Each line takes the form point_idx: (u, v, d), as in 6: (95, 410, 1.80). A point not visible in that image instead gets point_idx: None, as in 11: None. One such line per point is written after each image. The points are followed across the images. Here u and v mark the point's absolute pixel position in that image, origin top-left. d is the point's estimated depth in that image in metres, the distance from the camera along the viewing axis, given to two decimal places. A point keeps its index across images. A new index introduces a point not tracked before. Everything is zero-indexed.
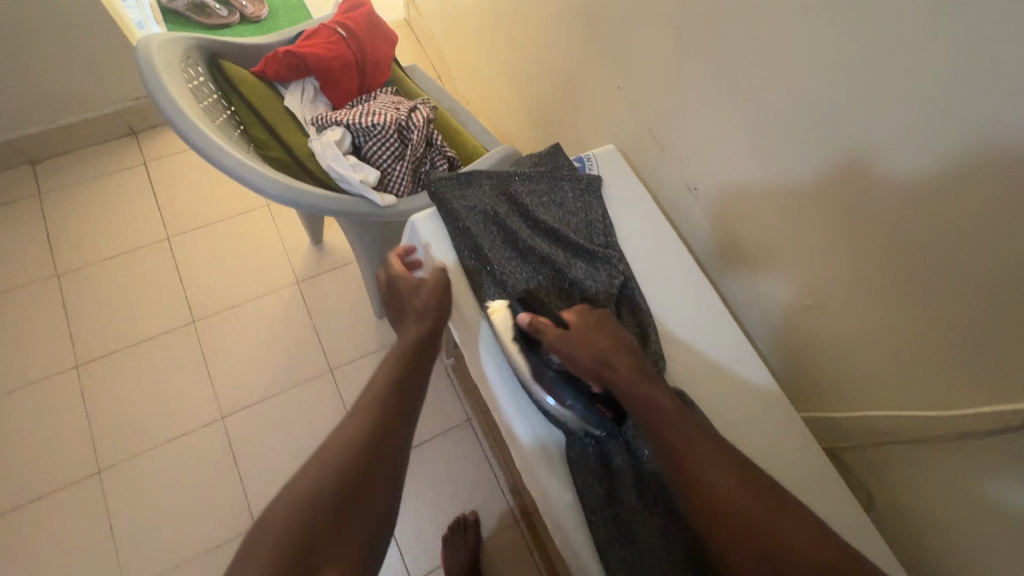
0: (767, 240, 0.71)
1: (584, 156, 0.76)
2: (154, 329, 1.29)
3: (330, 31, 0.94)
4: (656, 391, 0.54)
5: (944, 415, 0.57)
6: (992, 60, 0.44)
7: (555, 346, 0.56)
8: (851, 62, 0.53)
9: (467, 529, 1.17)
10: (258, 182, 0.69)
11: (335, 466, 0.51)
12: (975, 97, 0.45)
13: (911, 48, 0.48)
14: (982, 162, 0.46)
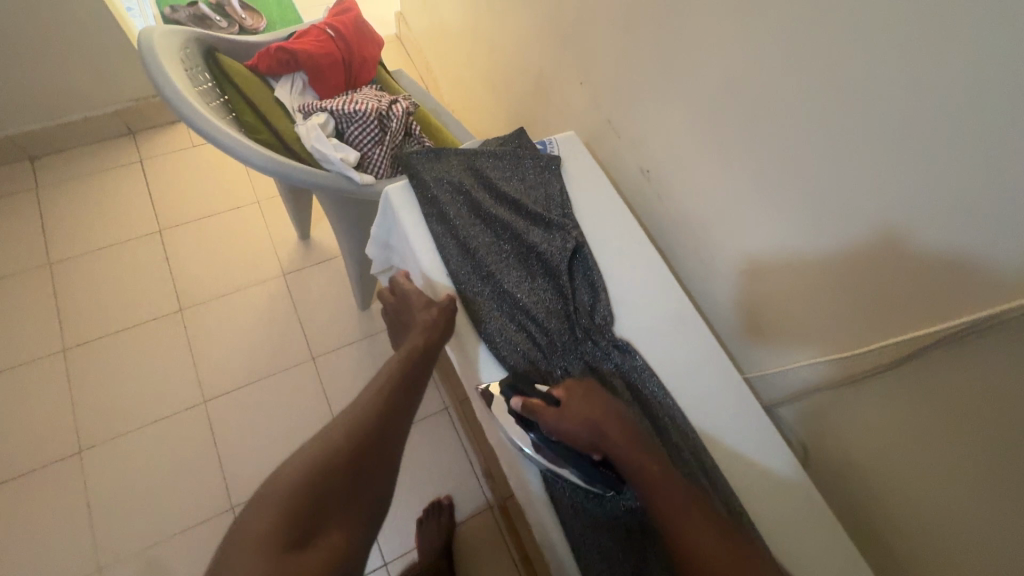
0: (711, 214, 0.79)
1: (546, 139, 0.83)
2: (142, 316, 1.34)
3: (319, 31, 1.02)
4: (649, 464, 0.53)
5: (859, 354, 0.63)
6: (879, 33, 0.52)
7: (552, 429, 0.56)
8: (772, 43, 0.62)
9: (441, 513, 1.20)
10: (246, 155, 0.76)
11: (313, 475, 0.59)
12: (869, 66, 0.54)
13: (817, 27, 0.57)
14: (878, 121, 0.54)
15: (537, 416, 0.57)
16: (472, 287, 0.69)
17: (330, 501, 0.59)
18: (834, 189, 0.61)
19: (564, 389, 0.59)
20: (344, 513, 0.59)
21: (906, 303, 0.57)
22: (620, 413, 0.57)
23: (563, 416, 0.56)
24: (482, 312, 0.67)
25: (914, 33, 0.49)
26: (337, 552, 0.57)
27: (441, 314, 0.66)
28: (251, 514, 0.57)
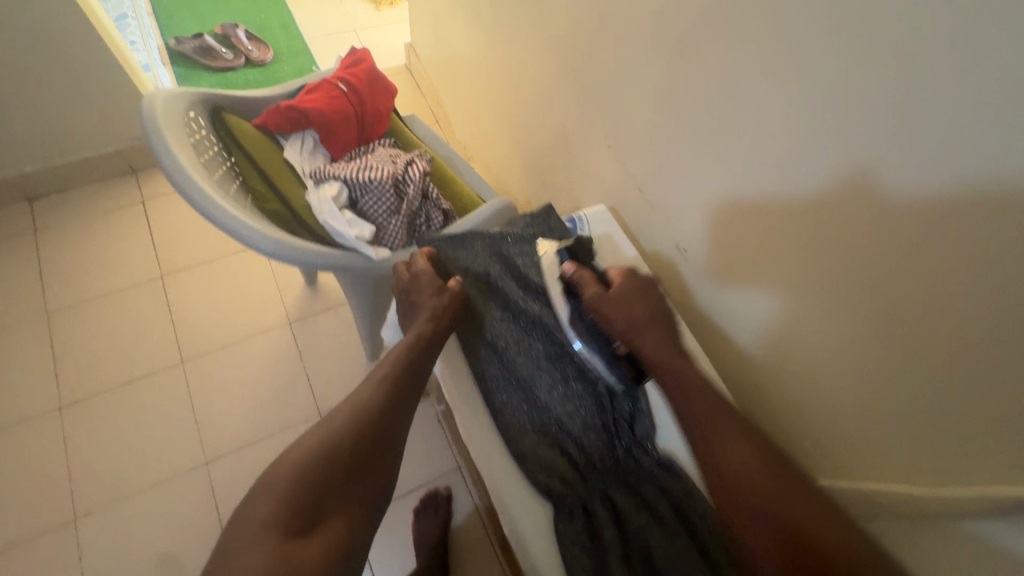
0: (754, 305, 0.72)
1: (576, 216, 0.77)
2: (142, 370, 1.28)
3: (331, 85, 0.97)
4: (689, 367, 0.61)
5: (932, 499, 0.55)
6: (958, 162, 0.44)
7: (594, 301, 0.65)
8: (823, 148, 0.54)
9: (440, 504, 1.22)
10: (255, 239, 0.70)
11: (309, 462, 0.55)
12: (943, 195, 0.46)
13: (879, 140, 0.49)
14: (956, 256, 0.46)
15: (584, 288, 0.66)
16: (501, 397, 0.66)
17: (330, 487, 0.55)
18: (900, 315, 0.53)
19: (615, 276, 0.68)
20: (344, 498, 0.55)
21: (990, 459, 0.49)
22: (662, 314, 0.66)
23: (611, 296, 0.65)
24: (511, 426, 0.64)
25: (1002, 172, 0.41)
26: (339, 541, 0.52)
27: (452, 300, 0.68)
28: (247, 504, 0.52)
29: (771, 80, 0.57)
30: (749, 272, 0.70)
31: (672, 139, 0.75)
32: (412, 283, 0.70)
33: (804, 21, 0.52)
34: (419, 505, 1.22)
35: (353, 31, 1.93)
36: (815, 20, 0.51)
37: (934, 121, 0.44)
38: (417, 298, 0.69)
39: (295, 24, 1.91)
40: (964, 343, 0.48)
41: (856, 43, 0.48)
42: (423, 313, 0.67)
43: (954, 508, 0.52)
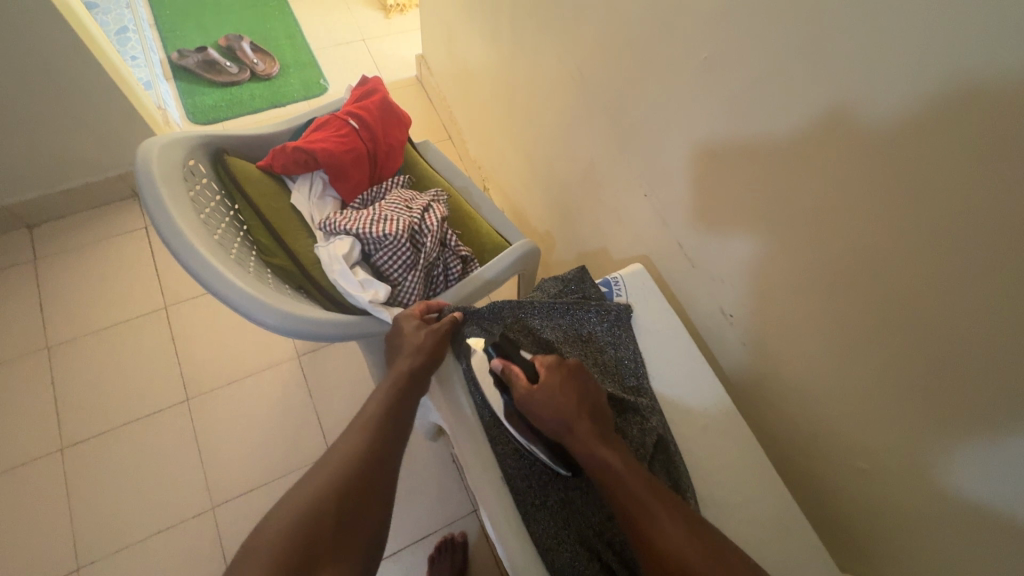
0: (814, 384, 0.65)
1: (610, 278, 0.74)
2: (146, 408, 1.23)
3: (341, 122, 0.90)
4: (610, 457, 0.52)
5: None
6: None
7: (522, 401, 0.57)
8: (916, 238, 0.47)
9: (456, 550, 1.14)
10: (259, 312, 0.64)
11: (300, 515, 0.50)
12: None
13: (991, 243, 0.42)
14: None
15: (513, 384, 0.59)
16: (531, 500, 0.58)
17: (320, 542, 0.50)
18: (998, 431, 0.46)
19: (542, 364, 0.60)
20: (337, 556, 0.50)
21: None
22: (595, 405, 0.58)
23: (534, 392, 0.57)
24: (545, 536, 0.56)
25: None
26: None
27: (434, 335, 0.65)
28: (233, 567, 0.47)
29: (850, 154, 0.50)
30: (808, 347, 0.63)
31: (720, 195, 0.68)
32: (393, 332, 0.68)
33: (899, 100, 0.45)
34: (434, 551, 1.16)
35: (362, 40, 1.86)
36: (915, 99, 0.44)
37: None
38: (399, 340, 0.67)
39: (301, 34, 1.84)
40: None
41: (971, 132, 0.41)
42: (403, 352, 0.65)
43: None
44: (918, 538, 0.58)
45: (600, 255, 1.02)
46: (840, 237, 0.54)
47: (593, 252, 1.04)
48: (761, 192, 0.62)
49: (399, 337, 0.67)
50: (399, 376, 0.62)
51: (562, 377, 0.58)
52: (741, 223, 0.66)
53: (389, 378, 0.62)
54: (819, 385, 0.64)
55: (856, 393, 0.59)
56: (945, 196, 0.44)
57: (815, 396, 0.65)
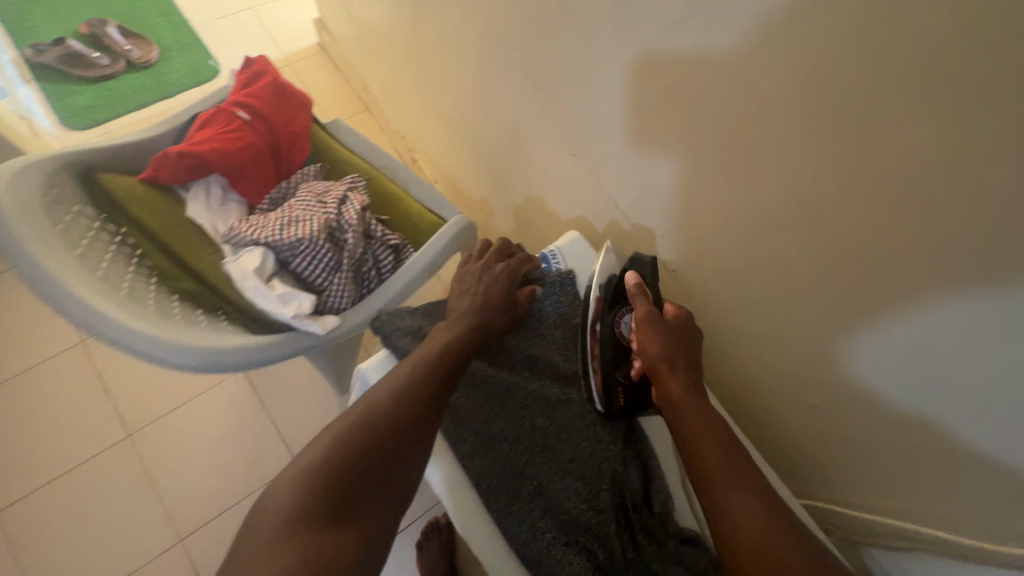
0: (759, 327, 0.65)
1: (546, 252, 0.70)
2: (85, 451, 1.14)
3: (228, 115, 0.79)
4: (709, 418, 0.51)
5: (972, 540, 0.51)
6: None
7: (643, 318, 0.56)
8: (844, 178, 0.45)
9: (440, 533, 1.14)
10: (170, 356, 0.58)
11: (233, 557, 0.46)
12: (1007, 245, 0.37)
13: (916, 178, 0.41)
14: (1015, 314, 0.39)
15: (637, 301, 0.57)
16: (500, 496, 0.55)
17: None
18: (934, 351, 0.46)
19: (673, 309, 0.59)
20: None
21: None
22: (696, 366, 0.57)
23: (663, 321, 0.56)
24: (519, 535, 0.53)
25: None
26: None
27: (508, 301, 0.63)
28: None
29: (768, 97, 0.48)
30: (747, 292, 0.63)
31: (646, 148, 0.65)
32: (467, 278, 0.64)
33: (810, 36, 0.42)
34: (420, 538, 1.15)
35: (250, 9, 1.66)
36: (825, 33, 0.41)
37: (1012, 158, 0.35)
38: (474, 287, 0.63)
39: (177, 9, 1.62)
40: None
41: (884, 62, 0.39)
42: (476, 305, 0.61)
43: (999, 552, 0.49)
44: (863, 460, 0.60)
45: (539, 220, 0.97)
46: (764, 181, 0.53)
47: (530, 215, 0.99)
48: (684, 141, 0.59)
49: (473, 271, 0.64)
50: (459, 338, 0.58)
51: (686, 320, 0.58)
52: (670, 175, 0.64)
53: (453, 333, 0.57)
54: (760, 328, 0.64)
55: (797, 332, 0.60)
56: (876, 131, 0.42)
57: (759, 339, 0.65)
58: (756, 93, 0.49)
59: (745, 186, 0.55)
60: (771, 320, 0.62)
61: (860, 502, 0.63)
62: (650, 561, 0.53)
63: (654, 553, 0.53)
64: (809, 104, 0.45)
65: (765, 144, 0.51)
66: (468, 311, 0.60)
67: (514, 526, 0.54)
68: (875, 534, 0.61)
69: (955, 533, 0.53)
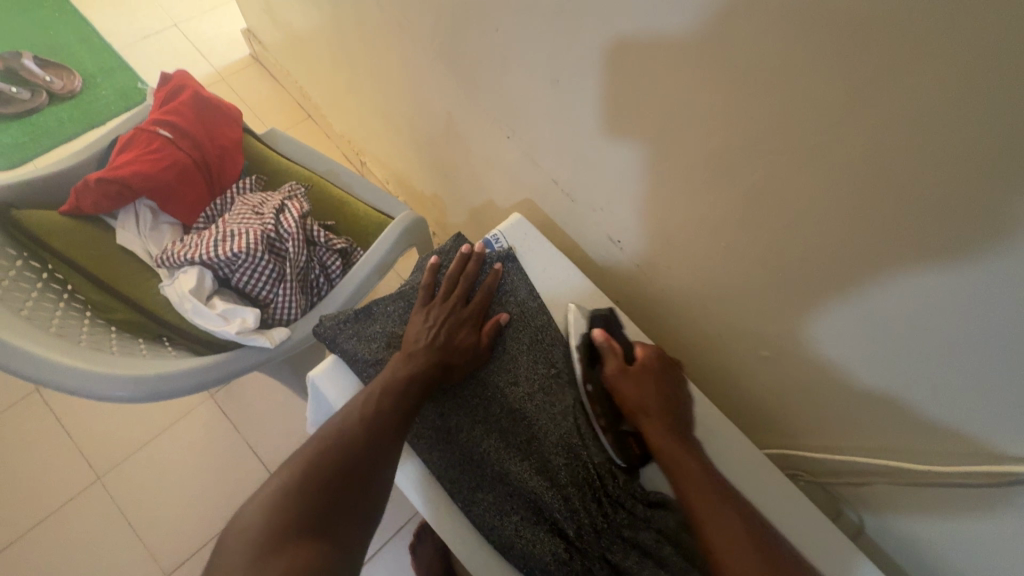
0: (706, 289, 0.65)
1: (490, 236, 0.68)
2: (55, 501, 1.10)
3: (150, 135, 0.76)
4: (691, 462, 0.53)
5: (929, 466, 0.52)
6: (938, 137, 0.35)
7: (612, 378, 0.58)
8: (756, 129, 0.46)
9: (433, 532, 1.13)
10: (105, 387, 0.56)
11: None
12: (912, 175, 0.38)
13: (821, 119, 0.41)
14: (936, 239, 0.39)
15: (607, 361, 0.59)
16: (466, 484, 0.55)
17: None
18: (859, 284, 0.47)
19: (640, 351, 0.60)
20: None
21: (996, 427, 0.45)
22: (676, 403, 0.58)
23: (635, 370, 0.57)
24: (488, 517, 0.53)
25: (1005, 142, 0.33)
26: None
27: (471, 341, 0.59)
28: None
29: (675, 57, 0.48)
30: (688, 254, 0.63)
31: (574, 121, 0.64)
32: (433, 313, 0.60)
33: None
34: (413, 540, 1.14)
35: (174, 26, 1.59)
36: None
37: (907, 86, 0.35)
38: (433, 324, 0.59)
39: (97, 34, 1.56)
40: (966, 325, 0.42)
41: (772, 10, 0.39)
42: (432, 347, 0.57)
43: (953, 473, 0.51)
44: (818, 405, 0.61)
45: (488, 207, 0.96)
46: (686, 142, 0.53)
47: (479, 203, 0.98)
48: (608, 110, 0.59)
49: (438, 310, 0.60)
50: (407, 385, 0.54)
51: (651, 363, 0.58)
52: (601, 145, 0.63)
53: (402, 385, 0.54)
54: (706, 289, 0.65)
55: (740, 288, 0.60)
56: (781, 75, 0.41)
57: (707, 300, 0.66)
58: (663, 53, 0.48)
59: (669, 150, 0.55)
60: (714, 279, 0.62)
61: (822, 444, 0.64)
62: (620, 527, 0.53)
63: (623, 518, 0.54)
64: (713, 60, 0.45)
65: (680, 104, 0.50)
66: (426, 354, 0.56)
67: (482, 513, 0.53)
68: (838, 473, 0.63)
69: (910, 460, 0.54)
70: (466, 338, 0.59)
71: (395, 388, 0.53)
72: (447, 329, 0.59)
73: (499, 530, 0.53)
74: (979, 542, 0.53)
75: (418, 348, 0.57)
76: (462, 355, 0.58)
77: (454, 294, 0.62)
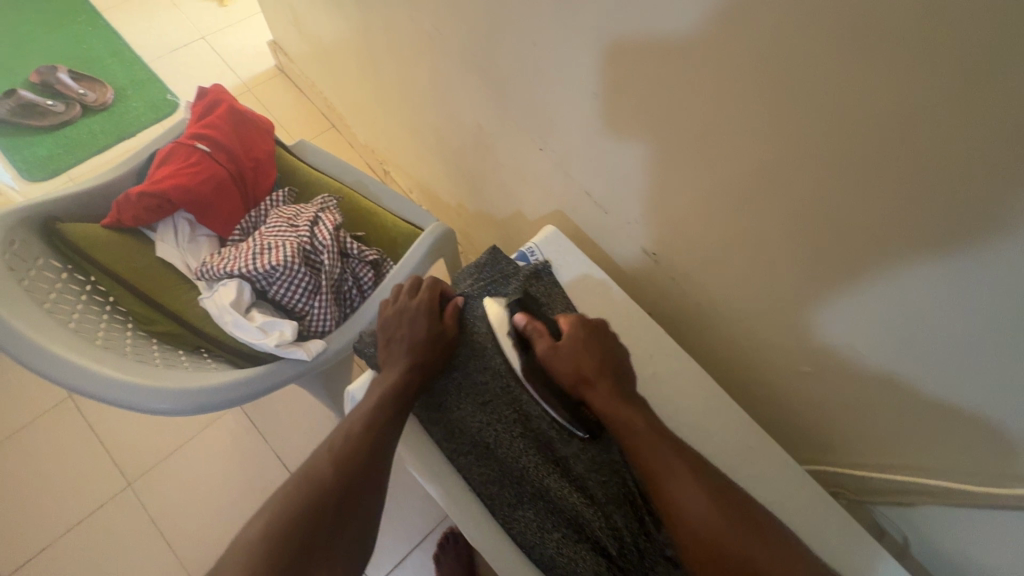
0: (743, 303, 0.64)
1: (524, 249, 0.68)
2: (86, 507, 1.12)
3: (188, 150, 0.78)
4: (636, 424, 0.52)
5: (983, 488, 0.51)
6: (999, 161, 0.34)
7: (545, 358, 0.56)
8: (802, 148, 0.45)
9: (458, 542, 1.12)
10: (148, 400, 0.56)
11: None
12: (969, 198, 0.37)
13: (872, 140, 0.40)
14: (995, 264, 0.38)
15: (535, 341, 0.57)
16: (505, 500, 0.54)
17: None
18: (909, 305, 0.46)
19: (565, 322, 0.58)
20: None
21: None
22: (616, 364, 0.57)
23: (560, 348, 0.56)
24: (528, 534, 0.53)
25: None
26: None
27: (427, 329, 0.59)
28: None
29: (716, 76, 0.47)
30: (725, 269, 0.62)
31: (610, 135, 0.64)
32: (391, 321, 0.61)
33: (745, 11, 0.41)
34: (437, 550, 1.13)
35: (202, 39, 1.63)
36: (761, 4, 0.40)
37: (965, 109, 0.34)
38: (390, 331, 0.60)
39: (128, 48, 1.59)
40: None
41: (821, 31, 0.38)
42: (396, 352, 0.58)
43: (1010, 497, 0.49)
44: (862, 422, 0.60)
45: (516, 216, 0.96)
46: (725, 159, 0.52)
47: (507, 213, 0.98)
48: (644, 126, 0.58)
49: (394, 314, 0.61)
50: (397, 391, 0.55)
51: (580, 334, 0.57)
52: (636, 160, 0.63)
53: (387, 392, 0.54)
54: (743, 303, 0.64)
55: (780, 303, 0.59)
56: (831, 95, 0.40)
57: (744, 315, 0.65)
58: (703, 71, 0.48)
59: (707, 165, 0.54)
60: (752, 295, 0.62)
61: (864, 462, 0.63)
62: (663, 546, 0.53)
63: (665, 538, 0.53)
64: (754, 81, 0.44)
65: (720, 122, 0.50)
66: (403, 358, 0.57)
67: (521, 530, 0.53)
68: (882, 491, 0.61)
69: (965, 482, 0.52)
70: (419, 330, 0.59)
71: (398, 399, 0.54)
72: (405, 330, 0.59)
73: (540, 548, 0.52)
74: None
75: (389, 357, 0.58)
76: (429, 348, 0.58)
77: (398, 302, 0.63)
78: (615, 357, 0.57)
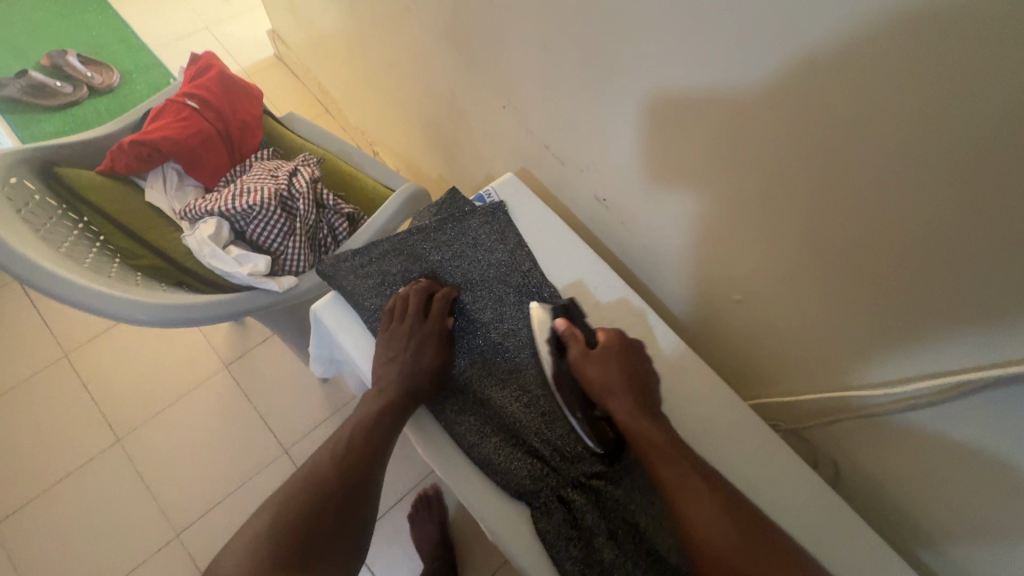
0: (679, 241, 0.68)
1: (482, 192, 0.73)
2: (78, 460, 1.16)
3: (178, 106, 0.84)
4: (655, 433, 0.50)
5: (880, 392, 0.54)
6: (839, 59, 0.39)
7: (576, 362, 0.56)
8: (697, 74, 0.50)
9: (432, 503, 1.15)
10: (128, 311, 0.62)
11: None
12: (825, 100, 0.41)
13: (747, 56, 0.44)
14: (862, 163, 0.42)
15: (569, 346, 0.57)
16: (450, 408, 0.60)
17: None
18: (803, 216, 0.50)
19: (605, 333, 0.58)
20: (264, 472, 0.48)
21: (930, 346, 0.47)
22: (643, 381, 0.55)
23: (598, 352, 0.55)
24: (467, 437, 0.58)
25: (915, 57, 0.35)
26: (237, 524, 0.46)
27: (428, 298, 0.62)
28: None
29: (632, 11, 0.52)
30: (660, 208, 0.67)
31: (559, 84, 0.69)
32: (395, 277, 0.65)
33: None
34: (412, 511, 1.16)
35: (206, 28, 1.71)
36: None
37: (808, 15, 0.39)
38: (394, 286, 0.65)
39: (136, 35, 1.68)
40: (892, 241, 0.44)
41: None
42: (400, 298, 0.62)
43: (912, 400, 0.52)
44: (788, 349, 0.64)
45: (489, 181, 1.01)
46: (646, 94, 0.57)
47: (481, 177, 1.03)
48: (584, 70, 0.63)
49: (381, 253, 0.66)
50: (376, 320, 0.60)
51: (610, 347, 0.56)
52: (581, 106, 0.68)
53: None
54: (679, 241, 0.68)
55: (705, 236, 0.63)
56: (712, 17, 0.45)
57: (682, 254, 0.69)
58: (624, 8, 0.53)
59: (635, 102, 0.59)
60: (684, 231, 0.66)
61: (796, 390, 0.66)
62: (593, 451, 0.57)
63: None
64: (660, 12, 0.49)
65: (641, 58, 0.55)
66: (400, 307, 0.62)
67: (462, 433, 0.58)
68: (811, 416, 0.65)
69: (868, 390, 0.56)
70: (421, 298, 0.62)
71: None
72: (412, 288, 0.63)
73: (476, 449, 0.57)
74: (938, 474, 0.55)
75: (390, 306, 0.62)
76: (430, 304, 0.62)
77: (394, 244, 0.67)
78: (643, 377, 0.56)
